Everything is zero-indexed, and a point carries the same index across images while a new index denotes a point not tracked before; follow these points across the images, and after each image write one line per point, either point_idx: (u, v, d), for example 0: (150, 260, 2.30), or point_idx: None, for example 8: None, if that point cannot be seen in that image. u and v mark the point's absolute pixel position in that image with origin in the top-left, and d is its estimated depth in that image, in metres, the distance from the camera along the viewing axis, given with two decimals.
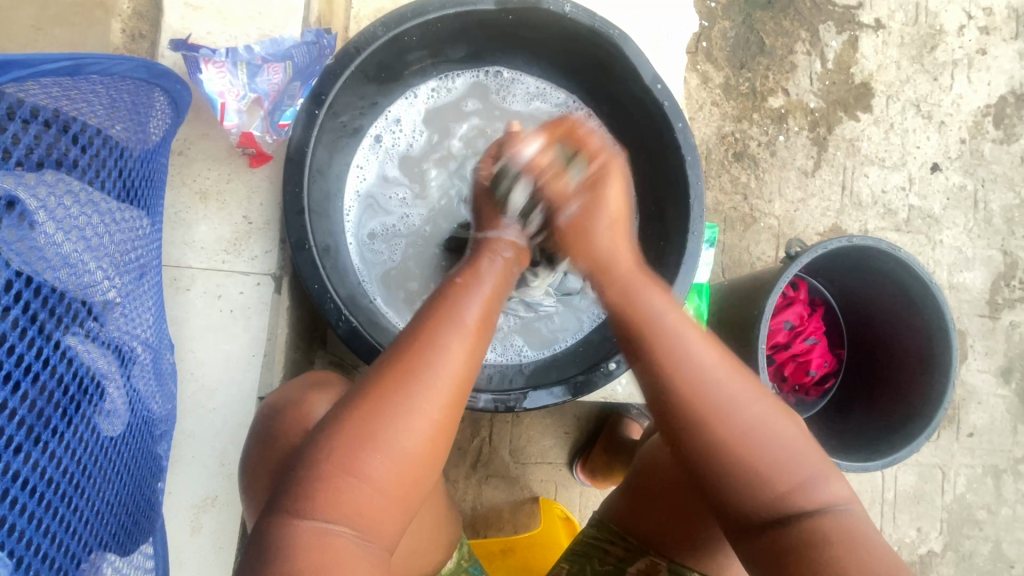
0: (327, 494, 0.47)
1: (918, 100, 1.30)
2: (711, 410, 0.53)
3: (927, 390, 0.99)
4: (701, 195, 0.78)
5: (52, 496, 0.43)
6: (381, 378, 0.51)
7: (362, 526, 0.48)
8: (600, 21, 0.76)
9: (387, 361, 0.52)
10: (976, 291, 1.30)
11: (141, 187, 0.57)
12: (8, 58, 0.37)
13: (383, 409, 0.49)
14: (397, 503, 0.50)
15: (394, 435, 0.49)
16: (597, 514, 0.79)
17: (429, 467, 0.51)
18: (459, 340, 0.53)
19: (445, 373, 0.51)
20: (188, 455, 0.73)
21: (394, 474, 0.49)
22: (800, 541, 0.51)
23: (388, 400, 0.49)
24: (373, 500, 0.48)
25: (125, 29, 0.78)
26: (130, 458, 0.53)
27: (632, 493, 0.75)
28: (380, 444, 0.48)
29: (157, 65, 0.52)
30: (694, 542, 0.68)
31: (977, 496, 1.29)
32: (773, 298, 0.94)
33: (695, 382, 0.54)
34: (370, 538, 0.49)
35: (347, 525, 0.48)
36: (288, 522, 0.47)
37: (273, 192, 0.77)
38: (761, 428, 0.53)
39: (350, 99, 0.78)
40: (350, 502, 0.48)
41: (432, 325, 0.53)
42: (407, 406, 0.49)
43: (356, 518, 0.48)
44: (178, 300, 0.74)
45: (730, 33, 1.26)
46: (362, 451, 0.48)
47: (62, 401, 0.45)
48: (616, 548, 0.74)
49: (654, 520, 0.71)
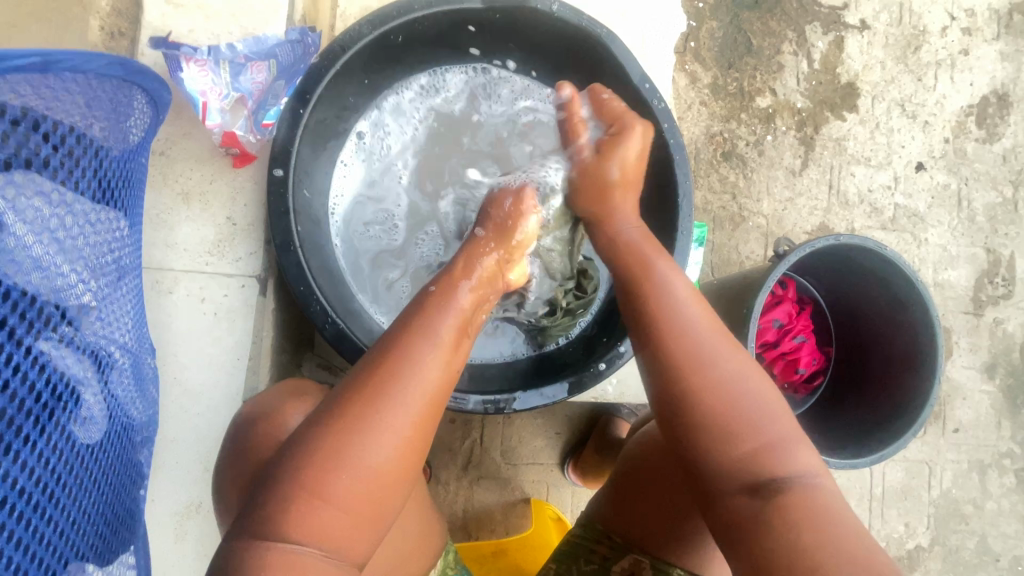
0: (290, 516, 0.46)
1: (902, 101, 1.32)
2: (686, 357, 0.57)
3: (913, 387, 1.00)
4: (689, 194, 0.78)
5: (25, 507, 0.42)
6: (349, 393, 0.50)
7: (331, 547, 0.47)
8: (587, 19, 0.77)
9: (357, 377, 0.51)
10: (960, 288, 1.32)
11: (118, 188, 0.55)
12: None
13: (353, 427, 0.48)
14: (365, 525, 0.49)
15: (368, 450, 0.48)
16: (583, 514, 0.78)
17: (395, 490, 0.50)
18: (434, 355, 0.53)
19: (417, 387, 0.51)
20: (171, 462, 0.71)
21: (363, 492, 0.48)
22: (769, 516, 0.51)
23: (363, 418, 0.49)
24: (340, 520, 0.47)
25: (103, 27, 0.76)
26: (108, 466, 0.52)
27: (617, 492, 0.74)
28: (350, 464, 0.48)
29: (134, 62, 0.51)
30: (682, 541, 0.68)
31: (963, 491, 1.30)
32: (762, 295, 0.94)
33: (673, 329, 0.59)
34: (338, 557, 0.48)
35: (314, 545, 0.47)
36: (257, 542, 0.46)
37: (258, 193, 0.76)
38: (736, 382, 0.55)
39: (334, 100, 0.77)
40: (317, 523, 0.47)
41: (406, 342, 0.53)
42: (375, 424, 0.49)
43: (326, 537, 0.47)
44: (161, 303, 0.72)
45: (718, 33, 1.27)
46: (330, 469, 0.47)
47: (35, 409, 0.43)
48: (602, 548, 0.73)
49: (641, 518, 0.71)
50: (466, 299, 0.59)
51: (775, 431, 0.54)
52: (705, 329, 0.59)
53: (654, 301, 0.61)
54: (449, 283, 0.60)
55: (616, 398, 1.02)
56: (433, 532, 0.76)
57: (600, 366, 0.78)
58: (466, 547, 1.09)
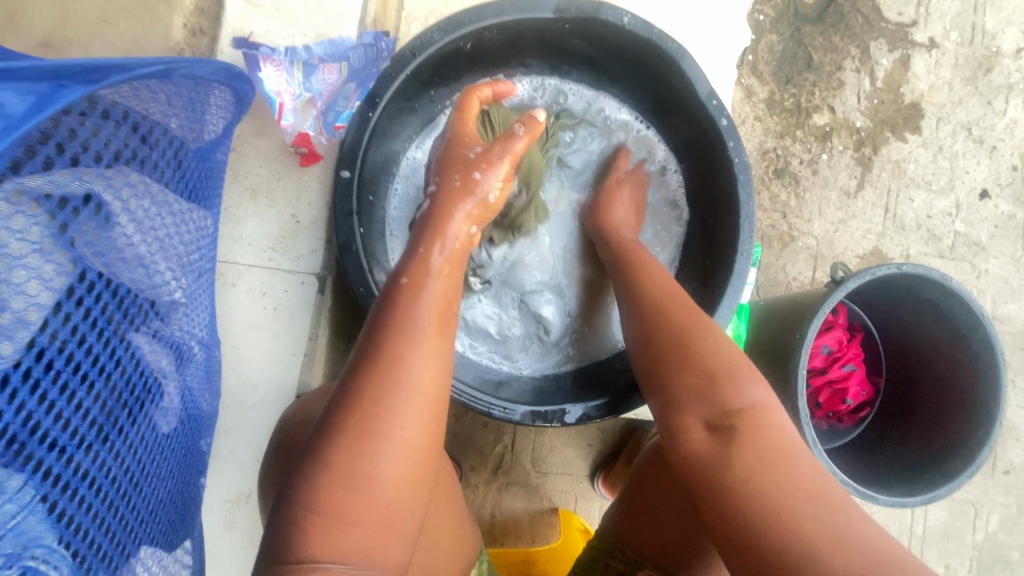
0: (303, 538, 0.46)
1: (969, 124, 1.26)
2: (666, 300, 0.67)
3: (971, 423, 0.95)
4: (751, 215, 0.77)
5: (115, 495, 0.43)
6: (345, 406, 0.49)
7: (355, 558, 0.47)
8: (658, 33, 0.75)
9: (346, 394, 0.49)
10: (1021, 323, 1.26)
11: (202, 184, 0.57)
12: (108, 62, 0.38)
13: (354, 438, 0.48)
14: (389, 529, 0.48)
15: (381, 453, 0.48)
16: (599, 525, 0.79)
17: (413, 495, 0.49)
18: (419, 350, 0.51)
19: (411, 384, 0.49)
20: (225, 451, 0.73)
21: (375, 501, 0.47)
22: (730, 457, 0.53)
23: (361, 430, 0.48)
24: (358, 528, 0.47)
25: (186, 25, 0.78)
26: (180, 455, 0.54)
27: (630, 504, 0.74)
28: (358, 474, 0.47)
29: (233, 66, 0.53)
30: (693, 555, 0.68)
31: (1010, 536, 1.24)
32: (817, 321, 0.91)
33: (657, 287, 0.69)
34: (368, 566, 0.47)
35: (338, 558, 0.46)
36: (281, 570, 0.45)
37: (322, 192, 0.78)
38: (712, 340, 0.61)
39: (401, 104, 0.77)
40: (336, 537, 0.46)
41: (388, 341, 0.51)
42: (374, 434, 0.48)
43: (348, 550, 0.46)
44: (225, 296, 0.74)
45: (778, 47, 1.23)
46: (333, 488, 0.47)
47: (129, 400, 0.45)
48: (615, 561, 0.72)
49: (658, 536, 0.71)
50: (440, 287, 0.55)
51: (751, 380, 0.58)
52: (680, 292, 0.68)
53: (641, 269, 0.73)
54: (420, 271, 0.56)
55: None
56: (466, 542, 0.75)
57: None
58: (494, 553, 1.09)
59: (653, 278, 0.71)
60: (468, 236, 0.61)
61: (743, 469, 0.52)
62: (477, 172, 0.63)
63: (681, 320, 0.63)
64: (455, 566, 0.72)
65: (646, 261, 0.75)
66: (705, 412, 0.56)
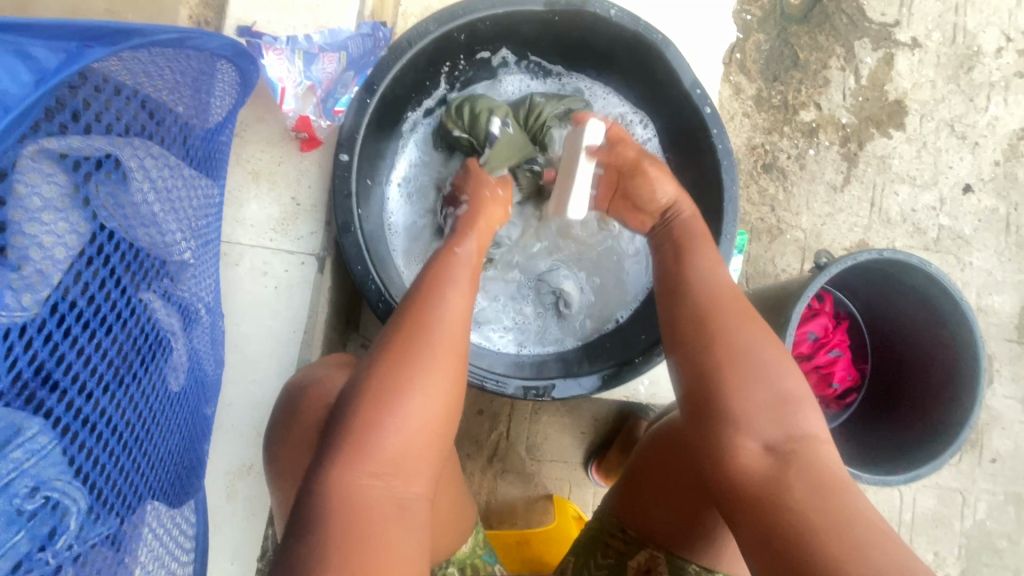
0: (352, 448, 0.48)
1: (952, 121, 1.30)
2: (717, 305, 0.62)
3: (952, 405, 0.98)
4: (735, 199, 0.80)
5: (127, 437, 0.46)
6: (394, 332, 0.53)
7: (396, 474, 0.49)
8: (644, 25, 0.79)
9: (395, 320, 0.54)
10: (1005, 314, 1.29)
11: (209, 160, 0.61)
12: (128, 26, 0.42)
13: (404, 357, 0.51)
14: (432, 450, 0.51)
15: (413, 385, 0.50)
16: (600, 509, 0.81)
17: (454, 416, 0.53)
18: (461, 289, 0.57)
19: (454, 315, 0.55)
20: (227, 425, 0.76)
21: (422, 419, 0.50)
22: (789, 483, 0.52)
23: (410, 350, 0.51)
24: (405, 444, 0.49)
25: (190, 16, 0.83)
26: (187, 413, 0.56)
27: (629, 485, 0.77)
28: (411, 388, 0.50)
29: (240, 44, 0.57)
30: (695, 535, 0.69)
31: (998, 524, 1.27)
32: (801, 305, 0.94)
33: (707, 288, 0.64)
34: (408, 484, 0.50)
35: (379, 471, 0.49)
36: (330, 478, 0.48)
37: (321, 176, 0.81)
38: (765, 348, 0.59)
39: (398, 92, 0.81)
40: (384, 450, 0.49)
41: (431, 280, 0.57)
42: (424, 352, 0.52)
43: (392, 465, 0.49)
44: (228, 275, 0.77)
45: (765, 46, 1.28)
46: (387, 400, 0.49)
47: (142, 349, 0.48)
48: (617, 541, 0.75)
49: (656, 515, 0.73)
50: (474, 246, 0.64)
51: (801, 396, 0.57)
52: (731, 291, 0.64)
53: (689, 262, 0.68)
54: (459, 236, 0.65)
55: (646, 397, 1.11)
56: (463, 517, 0.76)
57: (637, 360, 0.81)
58: (490, 537, 1.12)
59: (704, 272, 0.66)
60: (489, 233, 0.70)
61: (799, 494, 0.51)
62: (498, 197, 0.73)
63: (735, 323, 0.60)
64: (452, 539, 0.73)
65: (697, 253, 0.69)
66: (759, 433, 0.55)
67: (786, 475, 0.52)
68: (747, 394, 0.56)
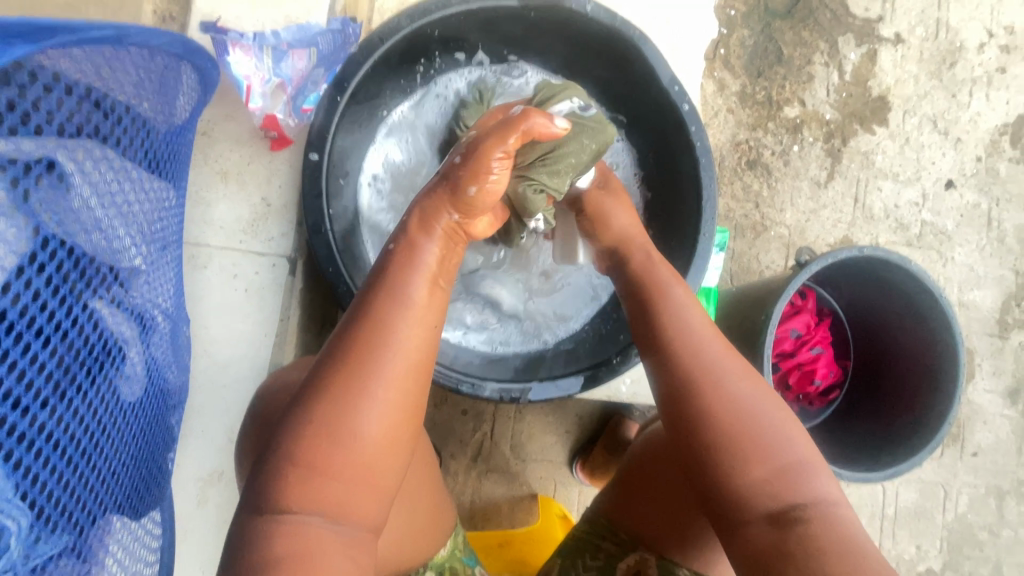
0: (283, 490, 0.47)
1: (935, 117, 1.30)
2: (704, 366, 0.58)
3: (932, 400, 0.98)
4: (713, 198, 0.80)
5: (74, 453, 0.44)
6: (331, 367, 0.50)
7: (333, 513, 0.48)
8: (621, 20, 0.78)
9: (332, 353, 0.50)
10: (986, 309, 1.30)
11: (166, 161, 0.59)
12: (58, 22, 0.40)
13: (336, 400, 0.48)
14: (370, 489, 0.49)
15: (353, 422, 0.48)
16: (590, 509, 0.80)
17: (395, 452, 0.50)
18: (406, 319, 0.52)
19: (395, 351, 0.50)
20: (197, 430, 0.74)
21: (355, 461, 0.48)
22: (794, 551, 0.49)
23: (344, 392, 0.48)
24: (339, 486, 0.48)
25: (156, 11, 0.80)
26: (145, 424, 0.55)
27: (622, 489, 0.76)
28: (340, 433, 0.48)
29: (191, 40, 0.54)
30: (688, 541, 0.68)
31: (979, 516, 1.28)
32: (782, 302, 0.94)
33: (697, 346, 0.59)
34: (345, 522, 0.48)
35: (314, 510, 0.47)
36: (262, 518, 0.47)
37: (292, 175, 0.79)
38: (756, 405, 0.55)
39: (369, 89, 0.79)
40: (316, 493, 0.47)
41: (376, 309, 0.52)
42: (359, 394, 0.48)
43: (327, 505, 0.47)
44: (196, 277, 0.75)
45: (749, 41, 1.27)
46: (317, 444, 0.47)
47: (88, 361, 0.46)
48: (607, 544, 0.74)
49: (647, 519, 0.72)
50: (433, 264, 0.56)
51: (800, 452, 0.54)
52: (719, 345, 0.60)
53: (669, 308, 0.63)
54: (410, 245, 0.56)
55: (628, 396, 1.10)
56: (441, 519, 0.76)
57: (614, 361, 0.80)
58: (473, 537, 1.11)
59: (680, 320, 0.61)
60: (454, 237, 0.59)
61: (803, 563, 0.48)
62: (470, 186, 0.57)
63: (718, 382, 0.57)
64: (429, 542, 0.73)
65: (677, 303, 0.63)
66: (759, 500, 0.52)
67: (791, 541, 0.49)
68: (742, 460, 0.53)
